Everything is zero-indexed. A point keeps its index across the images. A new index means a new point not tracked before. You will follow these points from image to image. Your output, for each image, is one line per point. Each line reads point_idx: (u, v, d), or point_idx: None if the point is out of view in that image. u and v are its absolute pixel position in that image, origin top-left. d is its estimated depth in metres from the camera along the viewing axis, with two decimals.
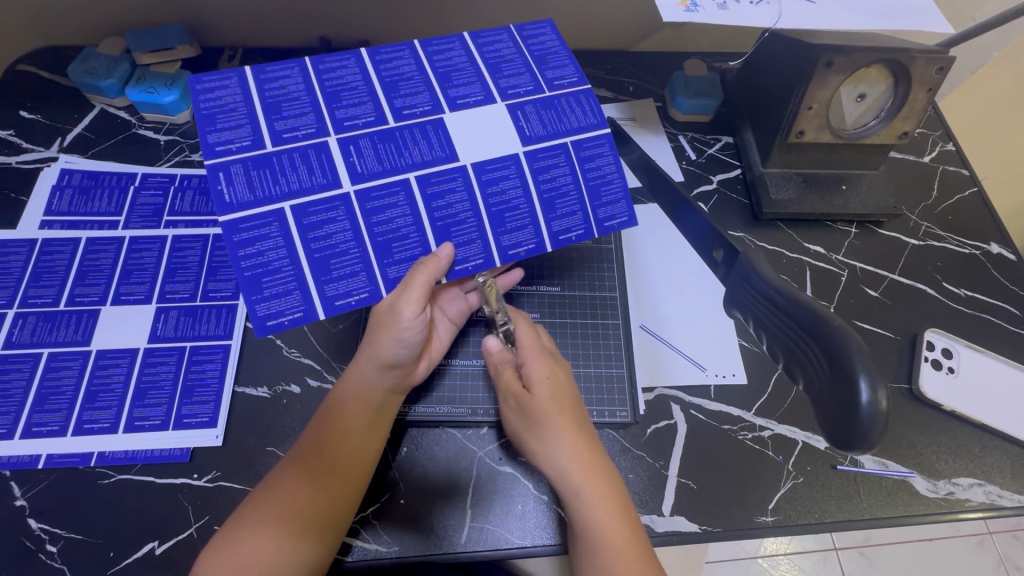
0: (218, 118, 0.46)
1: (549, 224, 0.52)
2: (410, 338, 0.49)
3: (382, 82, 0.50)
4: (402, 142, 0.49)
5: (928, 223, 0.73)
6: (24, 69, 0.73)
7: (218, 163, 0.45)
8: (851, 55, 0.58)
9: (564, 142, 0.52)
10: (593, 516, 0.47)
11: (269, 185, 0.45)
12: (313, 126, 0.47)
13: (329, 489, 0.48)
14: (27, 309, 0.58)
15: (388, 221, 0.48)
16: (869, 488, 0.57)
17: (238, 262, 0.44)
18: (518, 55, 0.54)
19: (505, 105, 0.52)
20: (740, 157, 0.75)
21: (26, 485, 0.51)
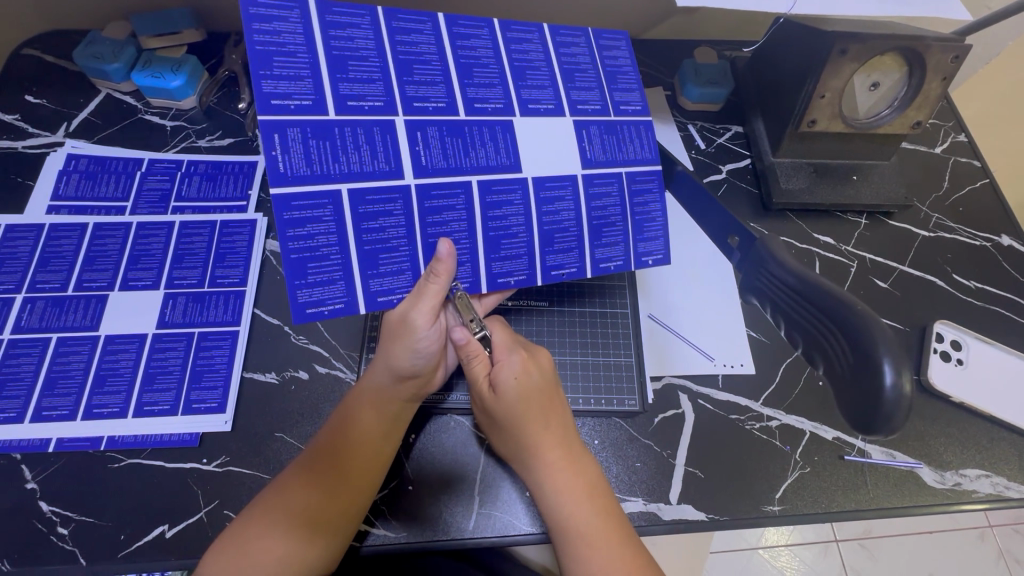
0: (274, 62, 0.41)
1: (593, 250, 0.53)
2: (427, 349, 0.50)
3: (457, 65, 0.48)
4: (469, 139, 0.48)
5: (939, 215, 0.73)
6: (28, 52, 0.72)
7: (272, 120, 0.41)
8: (866, 43, 0.57)
9: (618, 171, 0.53)
10: (580, 517, 0.47)
11: (328, 161, 0.43)
12: (381, 99, 0.44)
13: (341, 494, 0.48)
14: (36, 294, 0.58)
15: (443, 224, 0.47)
16: (876, 479, 0.57)
17: (284, 244, 0.42)
18: (592, 67, 0.54)
19: (573, 121, 0.52)
20: (749, 146, 0.75)
21: (36, 469, 0.51)
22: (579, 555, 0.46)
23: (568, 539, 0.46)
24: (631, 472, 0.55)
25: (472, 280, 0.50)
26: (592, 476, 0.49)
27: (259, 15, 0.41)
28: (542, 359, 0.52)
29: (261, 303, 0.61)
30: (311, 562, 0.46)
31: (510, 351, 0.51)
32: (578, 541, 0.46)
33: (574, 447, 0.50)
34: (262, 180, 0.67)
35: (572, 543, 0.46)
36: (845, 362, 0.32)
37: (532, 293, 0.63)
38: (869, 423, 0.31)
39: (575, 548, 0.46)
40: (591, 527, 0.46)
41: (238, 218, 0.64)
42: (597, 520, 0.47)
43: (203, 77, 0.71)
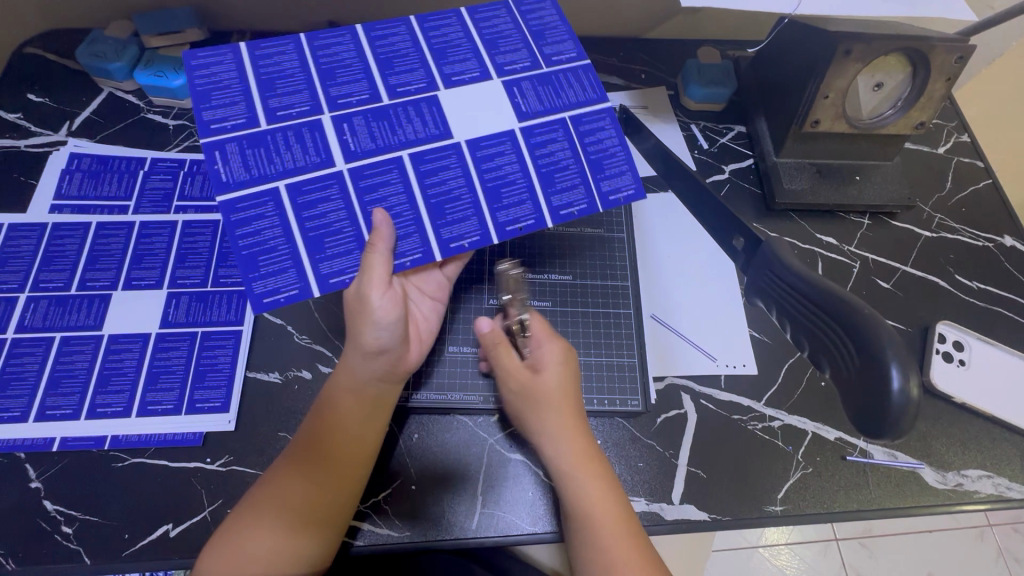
0: (213, 96, 0.46)
1: (547, 197, 0.51)
2: (386, 321, 0.48)
3: (377, 59, 0.50)
4: (397, 119, 0.49)
5: (941, 215, 0.73)
6: (31, 51, 0.72)
7: (213, 141, 0.45)
8: (870, 43, 0.57)
9: (561, 118, 0.52)
10: (593, 501, 0.47)
11: (264, 163, 0.46)
12: (308, 104, 0.48)
13: (326, 486, 0.47)
14: (39, 293, 0.58)
15: (381, 198, 0.48)
16: (878, 479, 0.57)
17: (232, 239, 0.44)
18: (515, 30, 0.54)
19: (501, 82, 0.52)
20: (752, 146, 0.75)
21: (41, 468, 0.51)
22: (591, 540, 0.46)
23: (582, 523, 0.47)
24: (634, 471, 0.55)
25: (423, 248, 0.48)
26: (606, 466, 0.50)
27: (200, 63, 0.47)
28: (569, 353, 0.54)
29: None
30: (304, 552, 0.46)
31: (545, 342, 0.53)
32: (591, 529, 0.46)
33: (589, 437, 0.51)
34: None
35: (586, 529, 0.47)
36: (852, 366, 0.32)
37: (534, 292, 0.63)
38: (872, 425, 0.31)
39: (587, 533, 0.46)
40: (607, 512, 0.47)
41: None
42: (611, 507, 0.47)
43: None
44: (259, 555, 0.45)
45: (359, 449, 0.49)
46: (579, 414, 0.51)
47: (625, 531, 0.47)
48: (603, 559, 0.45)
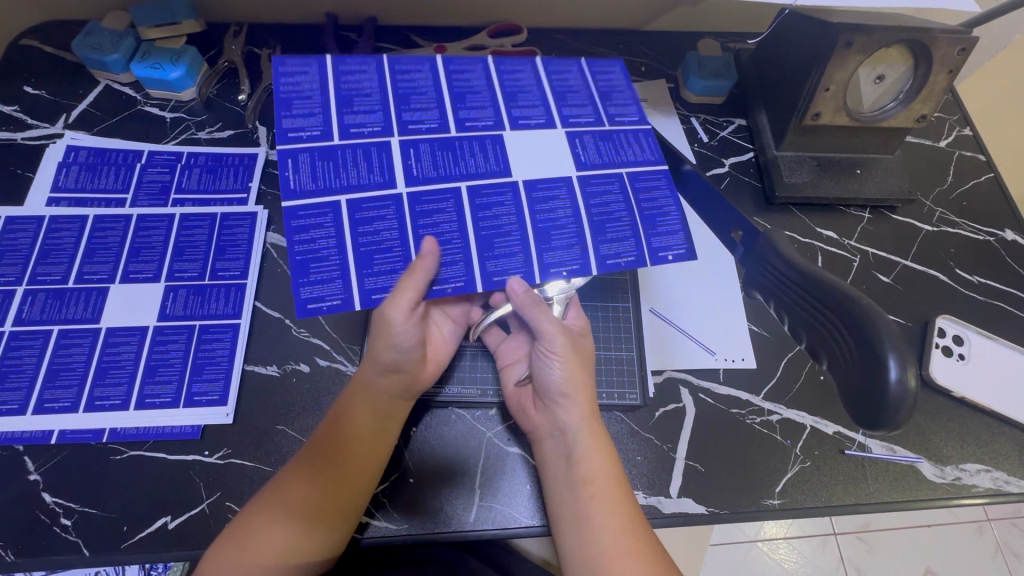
0: (294, 105, 0.47)
1: (597, 246, 0.48)
2: (405, 340, 0.49)
3: (450, 92, 0.51)
4: (460, 151, 0.49)
5: (942, 209, 0.72)
6: (26, 43, 0.72)
7: (287, 148, 0.46)
8: (871, 35, 0.56)
9: (619, 172, 0.51)
10: (596, 468, 0.49)
11: (331, 176, 0.45)
12: (380, 125, 0.48)
13: (337, 485, 0.48)
14: (36, 286, 0.58)
15: (434, 225, 0.47)
16: (876, 473, 0.57)
17: (290, 246, 0.44)
18: (584, 88, 0.54)
19: (565, 133, 0.51)
20: (753, 139, 0.74)
21: (39, 460, 0.51)
22: (590, 510, 0.47)
23: (585, 500, 0.47)
24: (632, 464, 0.56)
25: (465, 279, 0.46)
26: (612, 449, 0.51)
27: (287, 71, 0.48)
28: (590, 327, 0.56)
29: (262, 296, 0.60)
30: (317, 545, 0.47)
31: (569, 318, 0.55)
32: (590, 503, 0.47)
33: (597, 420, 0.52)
34: (263, 172, 0.67)
35: (586, 500, 0.47)
36: (849, 358, 0.32)
37: None
38: (869, 416, 0.31)
39: (585, 503, 0.47)
40: (607, 496, 0.47)
41: (239, 210, 0.64)
42: (611, 491, 0.48)
43: (203, 69, 0.70)
44: (273, 552, 0.46)
45: (370, 450, 0.50)
46: (590, 386, 0.52)
47: (623, 508, 0.47)
48: (596, 535, 0.46)
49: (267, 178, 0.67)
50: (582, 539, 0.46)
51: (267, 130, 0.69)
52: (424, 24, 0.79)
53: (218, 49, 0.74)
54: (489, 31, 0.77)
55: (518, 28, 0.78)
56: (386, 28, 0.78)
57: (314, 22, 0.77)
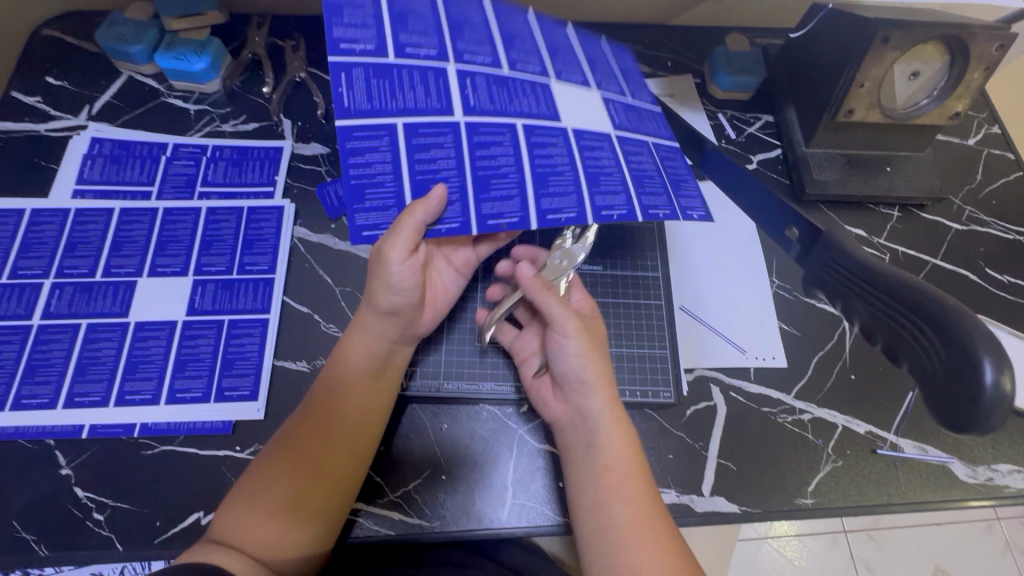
0: (345, 13, 0.45)
1: (640, 197, 0.50)
2: (403, 285, 0.49)
3: (500, 33, 0.51)
4: (513, 89, 0.50)
5: (971, 208, 0.71)
6: (48, 33, 0.71)
7: (339, 61, 0.44)
8: (909, 30, 0.56)
9: (647, 140, 0.54)
10: (615, 456, 0.47)
11: (387, 96, 0.45)
12: (434, 50, 0.48)
13: (332, 460, 0.46)
14: (64, 280, 0.58)
15: (491, 157, 0.48)
16: (909, 473, 0.57)
17: (345, 169, 0.43)
18: (610, 62, 0.57)
19: (599, 95, 0.54)
20: (781, 136, 0.74)
21: (70, 455, 0.51)
22: (612, 497, 0.45)
23: (606, 486, 0.46)
24: (662, 463, 0.55)
25: (521, 215, 0.46)
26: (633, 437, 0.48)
27: None
28: (597, 309, 0.56)
29: (290, 291, 0.60)
30: (316, 521, 0.45)
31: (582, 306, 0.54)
32: (617, 481, 0.46)
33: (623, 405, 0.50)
34: (288, 165, 0.66)
35: (611, 480, 0.46)
36: (934, 361, 0.30)
37: None
38: (960, 420, 0.28)
39: (609, 490, 0.46)
40: (630, 481, 0.46)
41: (266, 204, 0.63)
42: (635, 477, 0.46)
43: (227, 60, 0.70)
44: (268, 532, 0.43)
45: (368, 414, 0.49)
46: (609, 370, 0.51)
47: (644, 497, 0.46)
48: (618, 522, 0.44)
49: (294, 171, 0.66)
50: (601, 522, 0.45)
51: (291, 122, 0.69)
52: None
53: (242, 40, 0.73)
54: None
55: None
56: None
57: None
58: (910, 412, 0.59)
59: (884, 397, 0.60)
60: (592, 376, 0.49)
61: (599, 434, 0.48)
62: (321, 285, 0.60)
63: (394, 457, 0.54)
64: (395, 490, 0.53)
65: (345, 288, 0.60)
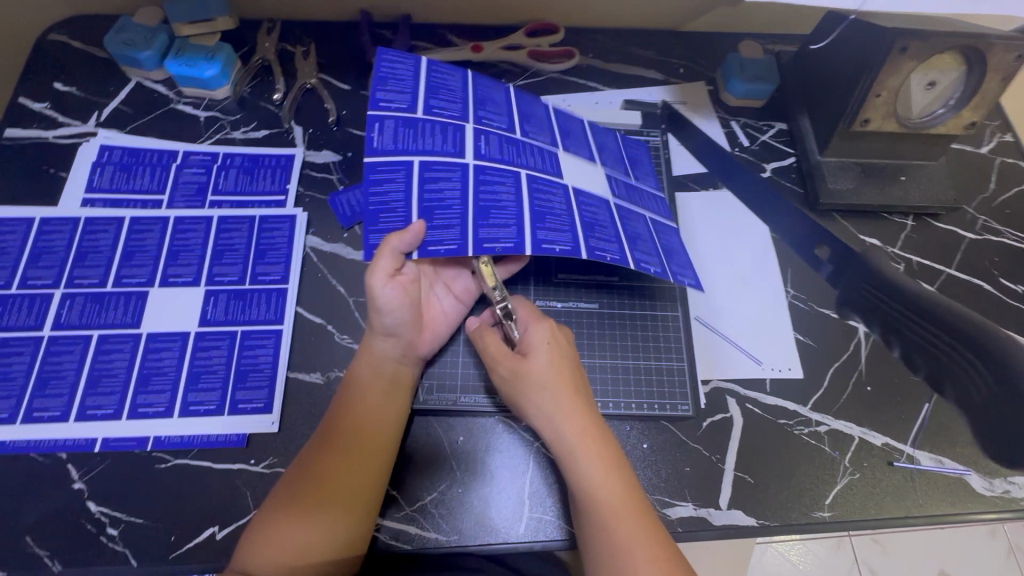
0: (387, 83, 0.52)
1: (632, 251, 0.52)
2: (392, 308, 0.50)
3: (518, 111, 0.58)
4: (521, 149, 0.55)
5: (985, 217, 0.71)
6: (55, 38, 0.70)
7: (376, 115, 0.50)
8: (927, 40, 0.55)
9: (644, 214, 0.58)
10: (603, 491, 0.47)
11: (409, 141, 0.50)
12: (456, 112, 0.54)
13: (353, 466, 0.47)
14: (75, 290, 0.57)
15: (495, 194, 0.50)
16: (926, 486, 0.56)
17: (365, 192, 0.47)
18: (618, 149, 0.64)
19: (602, 171, 0.59)
20: (794, 144, 0.73)
21: (83, 469, 0.50)
22: (602, 531, 0.46)
23: (596, 521, 0.46)
24: (679, 475, 0.55)
25: (516, 241, 0.48)
26: (622, 470, 0.48)
27: (387, 59, 0.54)
28: (556, 332, 0.54)
29: (303, 301, 0.59)
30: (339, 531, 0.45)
31: (538, 321, 0.54)
32: (606, 514, 0.46)
33: (597, 418, 0.51)
34: (300, 173, 0.65)
35: (598, 515, 0.46)
36: None
37: (581, 294, 0.62)
38: None
39: (600, 525, 0.46)
40: (617, 497, 0.47)
41: (278, 213, 0.63)
42: (623, 493, 0.47)
43: (237, 67, 0.69)
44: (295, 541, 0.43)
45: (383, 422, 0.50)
46: (585, 405, 0.51)
47: (641, 522, 0.46)
48: (614, 551, 0.45)
49: (306, 179, 0.65)
50: (601, 547, 0.45)
51: (302, 130, 0.68)
52: (459, 21, 0.77)
53: (252, 46, 0.72)
54: (524, 30, 0.76)
55: (556, 27, 0.77)
56: (421, 26, 0.76)
57: (348, 19, 0.75)
58: (926, 424, 0.59)
59: (901, 409, 0.59)
60: (562, 414, 0.49)
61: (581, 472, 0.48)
62: (335, 295, 0.60)
63: (411, 470, 0.53)
64: (411, 503, 0.52)
65: (358, 298, 0.60)
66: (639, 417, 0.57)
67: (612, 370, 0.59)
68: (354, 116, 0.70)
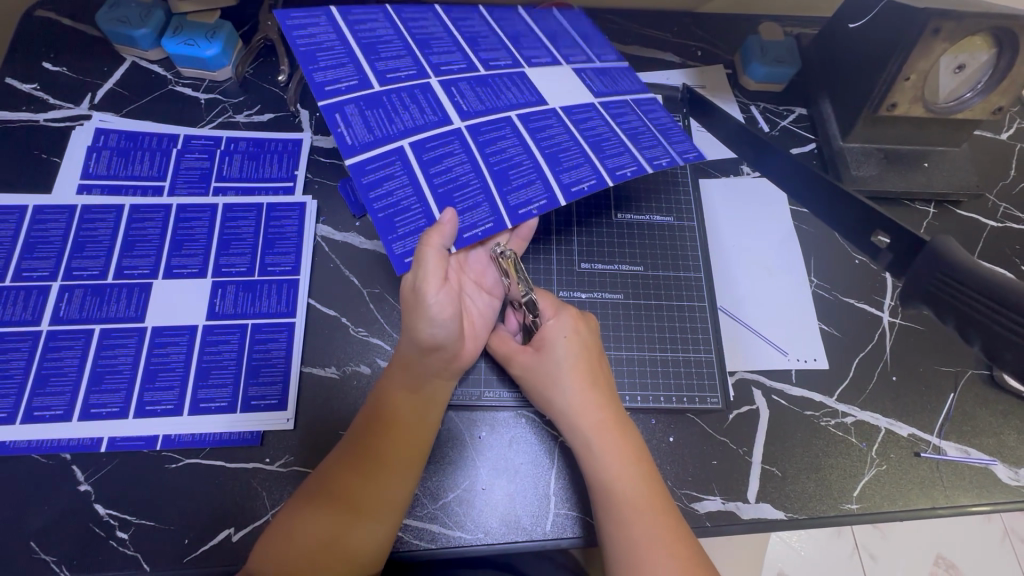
0: (318, 57, 0.46)
1: (641, 152, 0.51)
2: (444, 316, 0.45)
3: (464, 37, 0.53)
4: (497, 87, 0.51)
5: (1006, 205, 0.70)
6: (43, 16, 0.67)
7: (330, 105, 0.45)
8: (961, 21, 0.53)
9: (624, 99, 0.56)
10: (621, 483, 0.45)
11: (385, 124, 0.46)
12: (413, 68, 0.49)
13: (374, 474, 0.44)
14: (72, 282, 0.54)
15: (502, 152, 0.48)
16: (952, 476, 0.56)
17: (369, 204, 0.44)
18: (565, 30, 0.59)
19: (570, 67, 0.56)
20: (815, 130, 0.72)
21: (89, 470, 0.48)
22: (620, 526, 0.44)
23: (612, 517, 0.44)
24: (705, 469, 0.54)
25: (547, 196, 0.47)
26: (642, 464, 0.47)
27: (294, 24, 0.47)
28: (579, 320, 0.52)
29: (315, 292, 0.57)
30: (362, 536, 0.43)
31: (560, 311, 0.52)
32: (621, 506, 0.44)
33: (616, 409, 0.50)
34: (308, 158, 0.63)
35: (613, 506, 0.45)
36: None
37: (604, 284, 0.60)
38: None
39: (616, 519, 0.44)
40: (636, 491, 0.45)
41: (286, 200, 0.60)
42: (643, 486, 0.46)
43: (238, 47, 0.65)
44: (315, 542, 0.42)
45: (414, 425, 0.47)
46: (602, 395, 0.49)
47: (661, 517, 0.44)
48: (631, 546, 0.43)
49: (314, 165, 0.62)
50: (618, 541, 0.43)
51: (309, 113, 0.65)
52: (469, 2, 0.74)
53: (254, 24, 0.69)
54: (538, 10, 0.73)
55: (570, 7, 0.73)
56: None
57: None
58: (952, 414, 0.58)
59: (927, 399, 0.58)
60: (578, 406, 0.48)
61: (599, 463, 0.47)
62: (348, 287, 0.57)
63: (434, 467, 0.52)
64: (434, 501, 0.50)
65: (374, 289, 0.57)
66: (666, 411, 0.56)
67: (637, 361, 0.57)
68: None
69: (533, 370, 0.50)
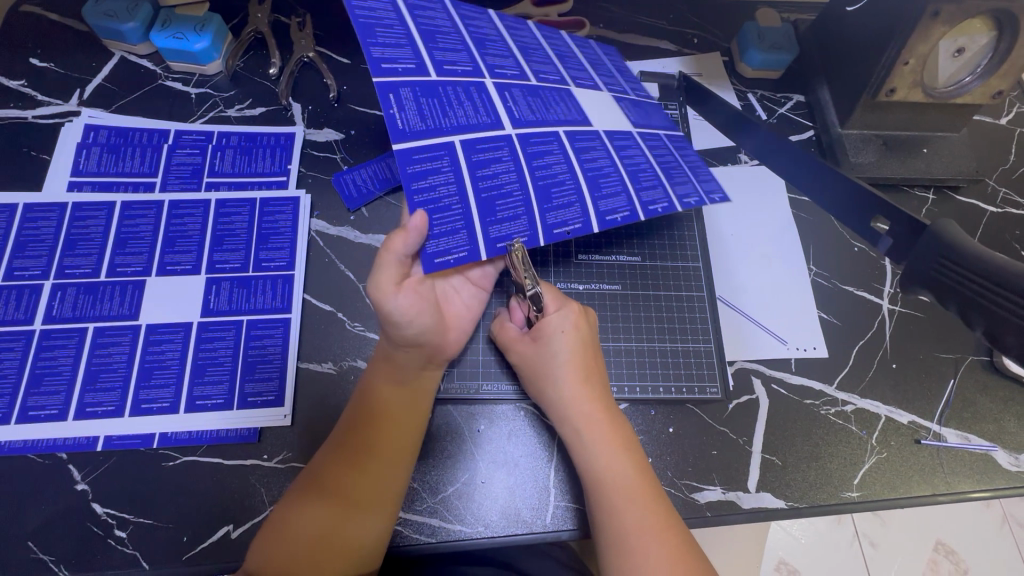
0: (377, 32, 0.44)
1: (674, 188, 0.52)
2: (411, 316, 0.46)
3: (517, 46, 0.54)
4: (546, 99, 0.52)
5: (1006, 190, 0.70)
6: (29, 10, 0.65)
7: (386, 82, 0.43)
8: (962, 4, 0.51)
9: (659, 134, 0.58)
10: (612, 475, 0.45)
11: (438, 115, 0.45)
12: (469, 66, 0.49)
13: (369, 469, 0.44)
14: (65, 280, 0.53)
15: (547, 167, 0.49)
16: (953, 463, 0.55)
17: (410, 192, 0.42)
18: (603, 61, 0.61)
19: (609, 95, 0.58)
20: (813, 117, 0.71)
21: (85, 469, 0.48)
22: (611, 515, 0.44)
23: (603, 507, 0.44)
24: (705, 458, 0.54)
25: (584, 220, 0.48)
26: (635, 455, 0.47)
27: None
28: (580, 317, 0.51)
29: (310, 288, 0.56)
30: (355, 530, 0.42)
31: (563, 305, 0.51)
32: (613, 496, 0.44)
33: (610, 403, 0.49)
34: (301, 153, 0.62)
35: (604, 497, 0.45)
36: None
37: (603, 275, 0.60)
38: None
39: (608, 508, 0.44)
40: (627, 481, 0.45)
41: (281, 195, 0.59)
42: (635, 476, 0.45)
43: (228, 40, 0.64)
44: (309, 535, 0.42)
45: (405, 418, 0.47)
46: (598, 387, 0.49)
47: (652, 505, 0.44)
48: (625, 534, 0.43)
49: (307, 159, 0.62)
50: (607, 530, 0.44)
51: (301, 107, 0.64)
52: None
53: (243, 16, 0.68)
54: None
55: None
56: None
57: None
58: (952, 401, 0.58)
59: (926, 386, 0.58)
60: (570, 398, 0.48)
61: (590, 454, 0.47)
62: (344, 281, 0.57)
63: (434, 461, 0.51)
64: (434, 495, 0.50)
65: (369, 284, 0.57)
66: (666, 401, 0.55)
67: (635, 352, 0.57)
68: (356, 92, 0.66)
69: (531, 364, 0.50)
